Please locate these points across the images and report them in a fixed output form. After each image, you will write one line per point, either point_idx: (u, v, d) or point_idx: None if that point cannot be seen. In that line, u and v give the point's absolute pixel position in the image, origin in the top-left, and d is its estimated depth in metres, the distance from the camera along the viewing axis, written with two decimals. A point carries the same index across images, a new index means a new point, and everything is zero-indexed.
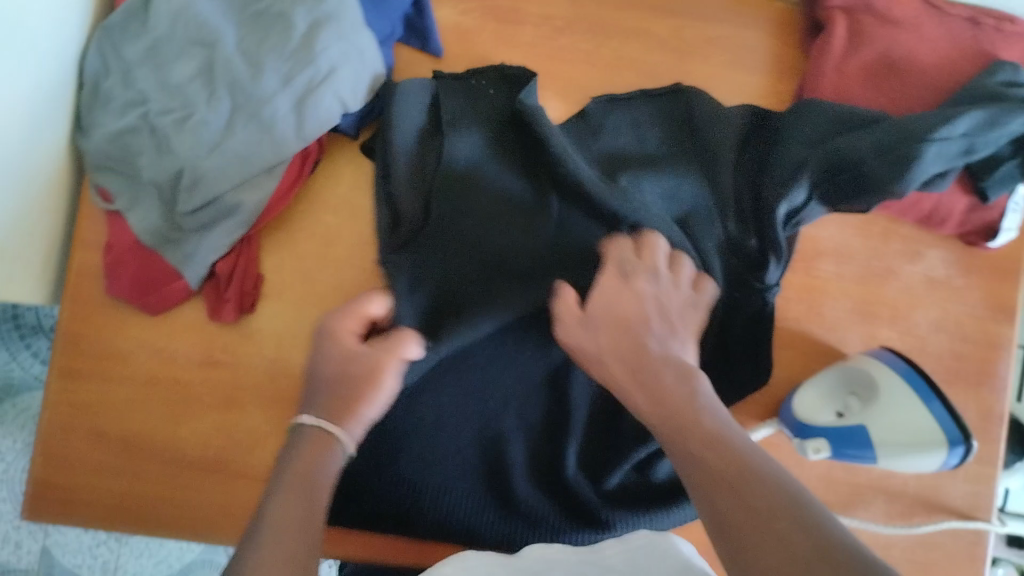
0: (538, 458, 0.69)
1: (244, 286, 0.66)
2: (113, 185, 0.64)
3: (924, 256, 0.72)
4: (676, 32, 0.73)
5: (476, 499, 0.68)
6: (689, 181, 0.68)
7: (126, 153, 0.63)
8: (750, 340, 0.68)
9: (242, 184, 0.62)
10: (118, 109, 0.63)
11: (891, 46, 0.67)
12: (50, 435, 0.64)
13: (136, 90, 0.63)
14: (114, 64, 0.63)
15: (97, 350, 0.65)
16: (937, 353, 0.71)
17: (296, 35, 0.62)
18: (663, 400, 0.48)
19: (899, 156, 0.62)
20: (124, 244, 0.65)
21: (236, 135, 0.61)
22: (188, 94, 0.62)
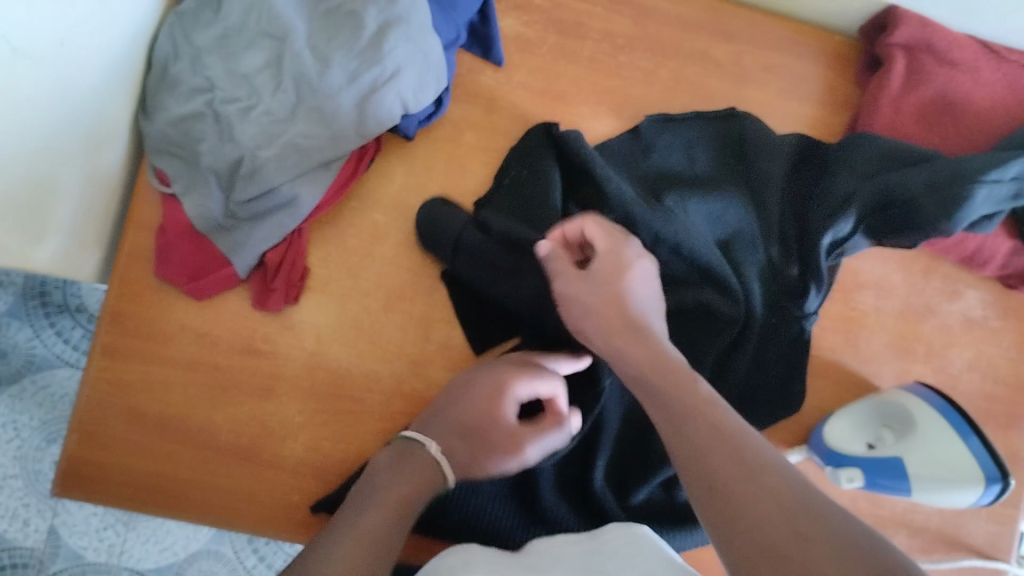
0: (566, 469, 0.70)
1: (292, 278, 0.66)
2: (172, 169, 0.64)
3: (962, 295, 0.72)
4: (734, 58, 0.73)
5: (501, 503, 0.68)
6: (735, 206, 0.70)
7: (187, 137, 0.63)
8: (788, 367, 0.68)
9: (300, 177, 0.63)
10: (184, 94, 0.63)
11: (947, 87, 0.68)
12: (86, 413, 0.64)
13: (203, 77, 0.63)
14: (183, 49, 0.63)
15: (139, 331, 0.65)
16: (970, 393, 0.71)
17: (366, 33, 0.62)
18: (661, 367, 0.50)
19: (950, 194, 0.62)
20: (177, 228, 0.65)
21: (298, 128, 0.62)
22: (256, 84, 0.62)
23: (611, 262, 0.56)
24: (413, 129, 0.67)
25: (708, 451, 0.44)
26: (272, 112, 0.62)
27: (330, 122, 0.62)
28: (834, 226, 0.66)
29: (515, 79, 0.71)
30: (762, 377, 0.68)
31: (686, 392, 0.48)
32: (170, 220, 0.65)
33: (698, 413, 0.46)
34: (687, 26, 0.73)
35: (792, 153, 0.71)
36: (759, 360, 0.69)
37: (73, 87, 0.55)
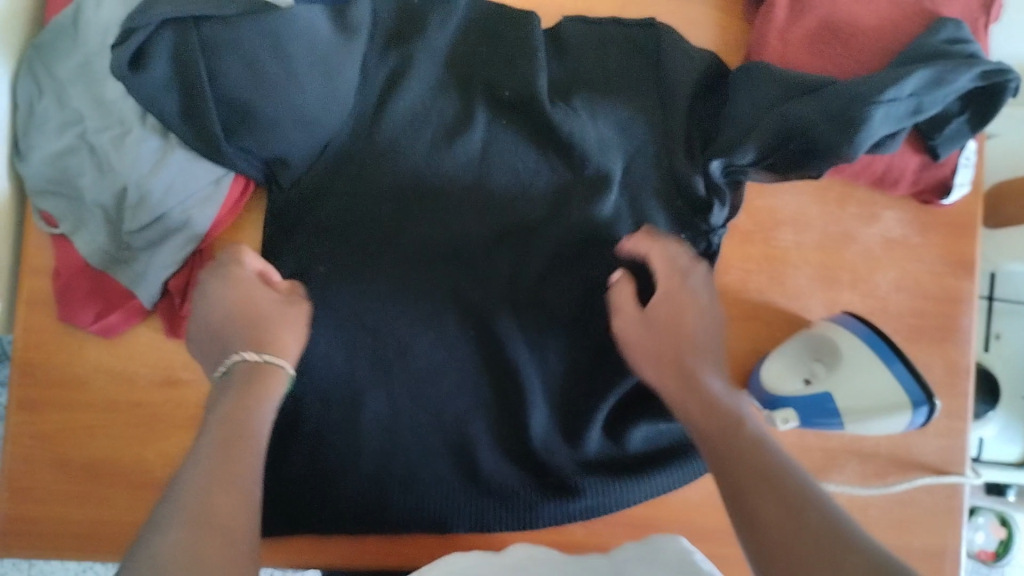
0: (504, 431, 0.67)
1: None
2: (56, 209, 0.62)
3: (880, 218, 0.72)
4: (618, 12, 0.73)
5: (446, 483, 0.66)
6: (643, 118, 0.69)
7: (65, 174, 0.61)
8: None
9: (186, 199, 0.62)
10: (54, 130, 0.61)
11: (831, 10, 0.67)
12: (14, 469, 0.63)
13: (71, 109, 0.61)
14: (46, 83, 0.61)
15: (52, 378, 0.64)
16: (900, 313, 0.71)
17: (234, 26, 0.57)
18: (713, 407, 0.50)
19: (848, 120, 0.62)
20: (71, 270, 0.63)
21: (177, 149, 0.61)
22: (123, 110, 0.60)
23: (673, 290, 0.58)
24: None
25: (751, 509, 0.43)
26: (145, 141, 0.60)
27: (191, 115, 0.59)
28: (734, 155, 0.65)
29: None
30: None
31: (730, 429, 0.48)
32: (64, 263, 0.63)
33: (746, 449, 0.46)
34: None
35: (706, 67, 0.69)
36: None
37: None
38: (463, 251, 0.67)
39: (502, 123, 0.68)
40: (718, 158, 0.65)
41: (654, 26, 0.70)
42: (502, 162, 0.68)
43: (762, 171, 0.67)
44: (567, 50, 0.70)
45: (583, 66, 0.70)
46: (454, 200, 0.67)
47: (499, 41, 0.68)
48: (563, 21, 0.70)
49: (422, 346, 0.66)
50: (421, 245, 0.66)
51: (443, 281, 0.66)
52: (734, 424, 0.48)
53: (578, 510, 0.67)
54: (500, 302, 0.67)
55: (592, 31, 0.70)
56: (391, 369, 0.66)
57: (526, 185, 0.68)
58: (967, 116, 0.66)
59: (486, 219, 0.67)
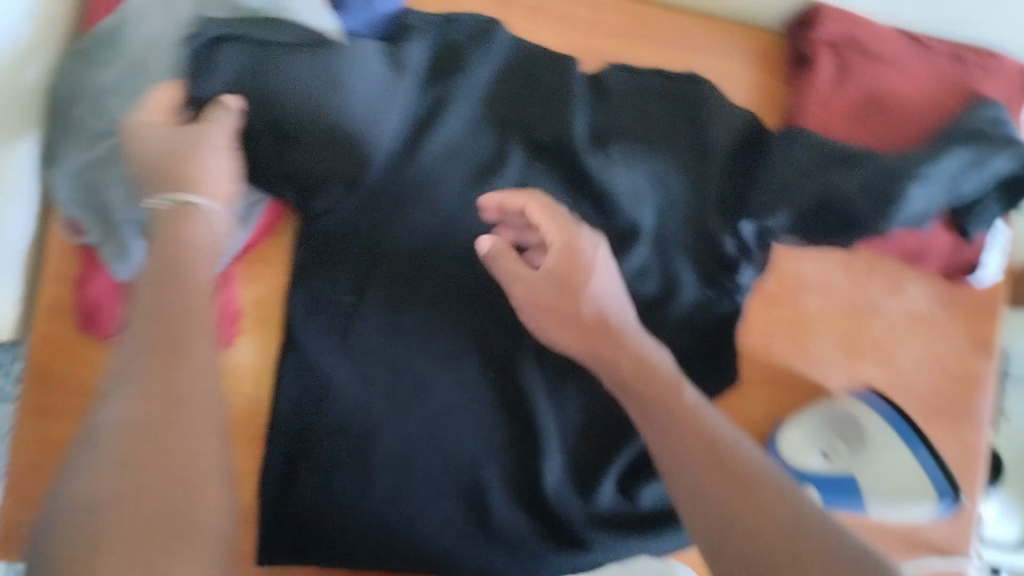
0: (516, 479, 0.67)
1: (225, 321, 0.64)
2: (80, 217, 0.61)
3: (906, 290, 0.73)
4: (660, 64, 0.73)
5: (456, 529, 0.65)
6: (677, 172, 0.69)
7: (97, 184, 0.61)
8: (711, 348, 0.68)
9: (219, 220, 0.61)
10: (89, 139, 0.61)
11: (876, 82, 0.67)
12: (19, 477, 0.62)
13: (107, 120, 0.60)
14: (85, 91, 0.61)
15: (66, 388, 0.63)
16: (918, 389, 0.71)
17: (294, 57, 0.61)
18: (642, 366, 0.53)
19: (885, 196, 0.62)
20: (97, 279, 0.62)
21: None
22: None
23: (568, 262, 0.57)
24: None
25: (687, 453, 0.47)
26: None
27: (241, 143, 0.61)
28: (763, 217, 0.66)
29: None
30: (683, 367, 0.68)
31: (670, 399, 0.50)
32: (89, 273, 0.62)
33: (685, 416, 0.48)
34: (611, 33, 0.73)
35: (744, 128, 0.69)
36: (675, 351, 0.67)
37: None
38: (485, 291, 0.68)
39: (541, 166, 0.68)
40: (748, 219, 0.68)
41: (695, 81, 0.70)
42: None
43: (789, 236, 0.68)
44: (611, 97, 0.69)
45: (624, 114, 0.69)
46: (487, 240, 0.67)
47: (542, 80, 0.69)
48: (606, 69, 0.71)
49: (441, 386, 0.66)
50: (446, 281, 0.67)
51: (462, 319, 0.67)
52: (675, 389, 0.51)
53: (588, 562, 0.67)
54: (525, 345, 0.68)
55: (633, 80, 0.71)
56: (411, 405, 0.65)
57: None
58: (999, 199, 0.67)
59: None
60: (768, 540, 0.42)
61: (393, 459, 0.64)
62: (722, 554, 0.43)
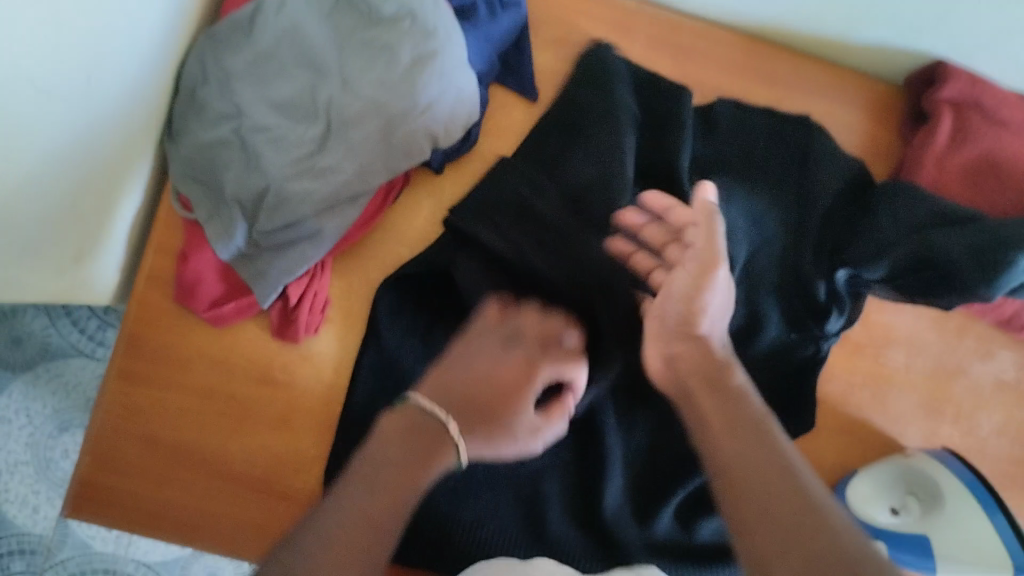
0: (575, 495, 0.68)
1: (313, 308, 0.65)
2: (194, 194, 0.63)
3: (995, 356, 0.71)
4: (772, 102, 0.72)
5: (511, 534, 0.66)
6: (775, 216, 0.68)
7: (212, 164, 0.62)
8: (791, 390, 0.68)
9: (325, 211, 0.62)
10: (210, 120, 0.62)
11: (993, 146, 0.66)
12: (101, 434, 0.63)
13: (231, 102, 0.61)
14: (213, 72, 0.62)
15: (155, 354, 0.64)
16: (998, 458, 0.69)
17: (399, 67, 0.61)
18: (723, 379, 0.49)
19: (990, 261, 0.60)
20: (197, 253, 0.64)
21: (328, 158, 0.61)
22: (287, 116, 0.62)
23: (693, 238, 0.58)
24: (437, 161, 0.67)
25: (734, 461, 0.44)
26: (302, 146, 0.61)
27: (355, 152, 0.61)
28: (860, 268, 0.66)
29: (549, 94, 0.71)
30: None
31: (739, 408, 0.47)
32: (191, 246, 0.64)
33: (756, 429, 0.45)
34: (726, 68, 0.73)
35: (851, 177, 0.69)
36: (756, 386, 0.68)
37: (97, 99, 0.54)
38: None
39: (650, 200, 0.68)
40: (844, 268, 0.67)
41: (805, 123, 0.69)
42: None
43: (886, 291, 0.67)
44: (719, 132, 0.70)
45: (730, 152, 0.70)
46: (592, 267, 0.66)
47: (658, 110, 0.69)
48: (719, 102, 0.71)
49: None
50: None
51: None
52: (744, 402, 0.47)
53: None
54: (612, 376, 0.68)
55: (744, 117, 0.70)
56: None
57: None
58: None
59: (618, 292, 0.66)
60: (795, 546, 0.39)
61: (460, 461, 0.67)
62: (756, 557, 0.40)
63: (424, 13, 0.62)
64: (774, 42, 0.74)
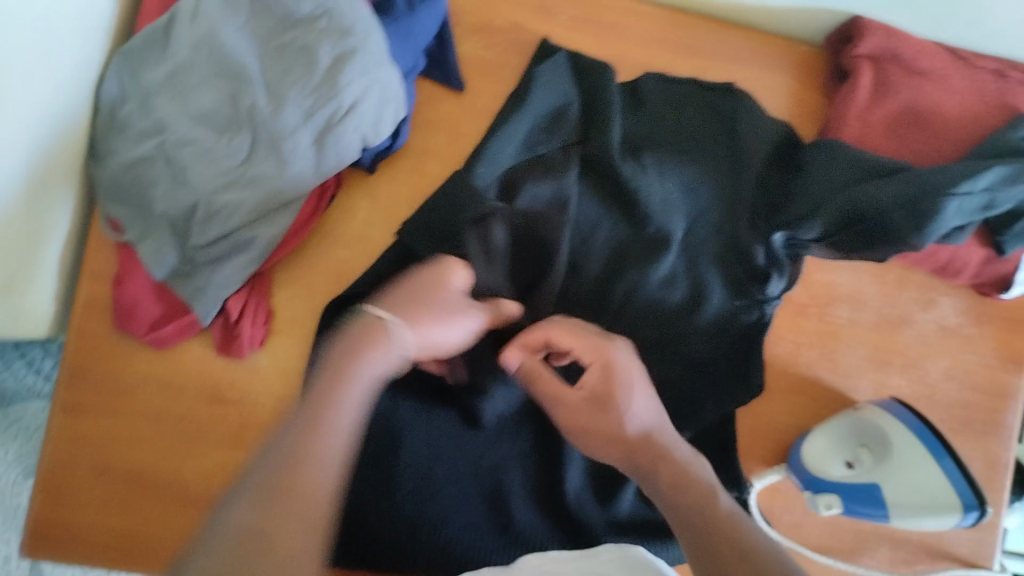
0: (539, 483, 0.69)
1: (255, 320, 0.65)
2: (122, 214, 0.63)
3: (937, 304, 0.72)
4: (698, 73, 0.73)
5: (477, 530, 0.66)
6: (711, 182, 0.69)
7: (139, 181, 0.61)
8: (741, 354, 0.68)
9: (256, 221, 0.62)
10: (133, 138, 0.61)
11: (915, 98, 0.67)
12: (53, 469, 0.63)
13: (152, 119, 0.61)
14: (132, 90, 0.61)
15: (101, 384, 0.64)
16: (947, 402, 0.71)
17: (319, 69, 0.60)
18: (684, 483, 0.51)
19: (920, 209, 0.62)
20: (131, 277, 0.63)
21: (256, 167, 0.60)
22: (211, 126, 0.60)
23: (605, 381, 0.55)
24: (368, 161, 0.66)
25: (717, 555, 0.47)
26: (227, 157, 0.60)
27: (285, 161, 0.60)
28: (797, 229, 0.66)
29: (475, 85, 0.71)
30: (702, 381, 0.68)
31: (707, 507, 0.50)
32: (125, 269, 0.63)
33: (715, 518, 0.49)
34: (648, 42, 0.73)
35: (781, 138, 0.70)
36: (702, 356, 0.68)
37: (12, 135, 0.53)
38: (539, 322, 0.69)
39: (591, 180, 0.69)
40: (782, 232, 0.66)
41: (732, 90, 0.70)
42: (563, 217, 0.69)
43: (822, 251, 0.67)
44: (646, 105, 0.70)
45: (660, 122, 0.70)
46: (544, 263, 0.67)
47: (589, 86, 0.69)
48: (644, 76, 0.71)
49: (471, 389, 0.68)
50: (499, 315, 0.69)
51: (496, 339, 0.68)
52: (710, 494, 0.51)
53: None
54: None
55: (669, 87, 0.71)
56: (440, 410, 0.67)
57: (587, 232, 0.69)
58: None
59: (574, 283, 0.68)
60: None
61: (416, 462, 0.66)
62: None
63: (340, 11, 0.60)
64: (695, 12, 0.74)
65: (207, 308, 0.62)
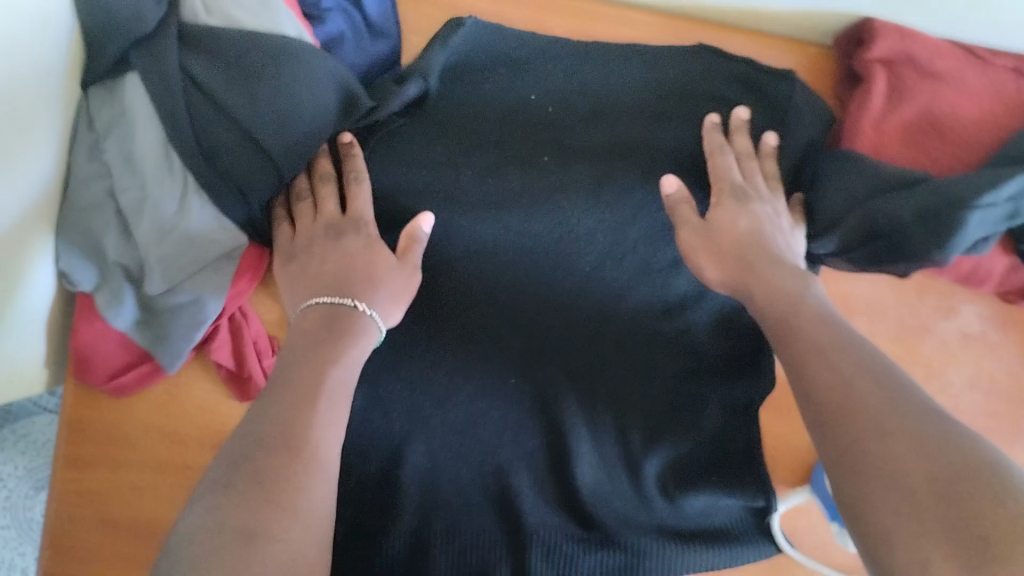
0: (553, 484, 0.70)
1: (258, 357, 0.66)
2: (70, 263, 0.61)
3: (958, 311, 0.69)
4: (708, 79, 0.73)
5: (491, 536, 0.69)
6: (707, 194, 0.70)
7: (86, 231, 0.61)
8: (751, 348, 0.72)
9: (196, 275, 0.62)
10: (82, 183, 0.60)
11: (931, 102, 0.64)
12: (57, 523, 0.64)
13: (100, 165, 0.61)
14: (80, 134, 0.61)
15: (101, 437, 0.65)
16: (971, 413, 0.68)
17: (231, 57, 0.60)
18: (798, 309, 0.54)
19: (939, 224, 0.58)
20: (89, 328, 0.62)
21: (193, 218, 0.60)
22: (147, 171, 0.60)
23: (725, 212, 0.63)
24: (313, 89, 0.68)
25: (831, 391, 0.46)
26: (159, 206, 0.60)
27: (220, 213, 0.61)
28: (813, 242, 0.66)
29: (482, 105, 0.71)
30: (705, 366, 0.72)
31: (802, 337, 0.51)
32: (80, 321, 0.62)
33: (826, 347, 0.49)
34: None
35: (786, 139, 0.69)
36: (710, 352, 0.72)
37: None
38: (543, 324, 0.70)
39: (603, 179, 0.70)
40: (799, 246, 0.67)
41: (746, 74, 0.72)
42: (580, 223, 0.70)
43: (836, 258, 0.66)
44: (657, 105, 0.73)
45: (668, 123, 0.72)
46: (549, 261, 0.70)
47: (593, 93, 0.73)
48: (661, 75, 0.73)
49: (475, 403, 0.69)
50: (497, 320, 0.69)
51: (506, 345, 0.69)
52: (818, 320, 0.52)
53: (617, 563, 0.69)
54: (560, 355, 0.70)
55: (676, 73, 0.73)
56: (452, 415, 0.69)
57: (588, 242, 0.70)
58: None
59: (564, 278, 0.70)
60: (914, 453, 0.41)
61: (430, 478, 0.69)
62: (840, 460, 0.44)
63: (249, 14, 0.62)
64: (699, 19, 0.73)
65: (171, 355, 0.63)
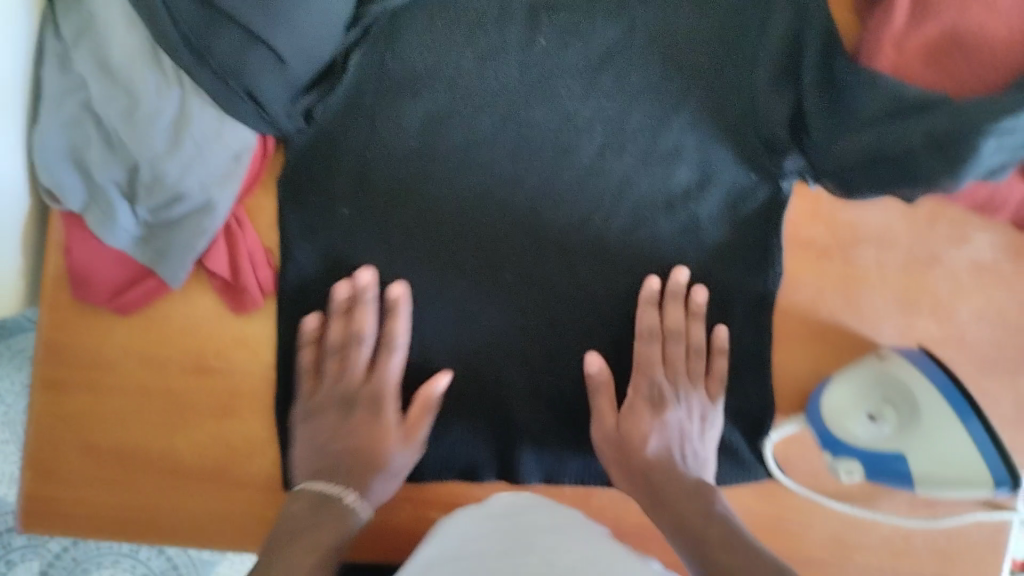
0: (543, 382, 0.68)
1: (254, 266, 0.64)
2: (56, 181, 0.58)
3: (971, 239, 0.66)
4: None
5: (479, 432, 0.67)
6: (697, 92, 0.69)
7: (73, 145, 0.58)
8: (746, 244, 0.68)
9: (208, 180, 0.60)
10: (55, 98, 0.57)
11: (957, 20, 0.60)
12: (39, 450, 0.63)
13: (76, 75, 0.57)
14: (48, 46, 0.57)
15: (80, 360, 0.63)
16: (976, 344, 0.66)
17: None
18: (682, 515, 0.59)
19: (949, 152, 0.55)
20: (83, 244, 0.61)
21: (192, 120, 0.59)
22: (130, 76, 0.57)
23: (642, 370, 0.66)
24: None
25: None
26: (158, 110, 0.58)
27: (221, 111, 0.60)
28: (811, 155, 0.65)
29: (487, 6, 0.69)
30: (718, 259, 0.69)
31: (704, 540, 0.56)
32: (73, 239, 0.61)
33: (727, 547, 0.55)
34: None
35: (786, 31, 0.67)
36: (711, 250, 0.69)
37: None
38: (540, 222, 0.68)
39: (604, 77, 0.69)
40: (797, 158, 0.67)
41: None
42: (584, 114, 0.69)
43: (830, 183, 0.65)
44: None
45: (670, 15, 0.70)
46: (545, 145, 0.68)
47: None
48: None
49: (469, 306, 0.67)
50: (491, 216, 0.68)
51: (499, 248, 0.68)
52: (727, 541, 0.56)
53: None
54: (558, 255, 0.68)
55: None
56: (443, 311, 0.67)
57: (576, 142, 0.69)
58: None
59: (563, 170, 0.68)
60: None
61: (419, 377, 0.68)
62: None
63: None
64: None
65: (172, 270, 0.61)
